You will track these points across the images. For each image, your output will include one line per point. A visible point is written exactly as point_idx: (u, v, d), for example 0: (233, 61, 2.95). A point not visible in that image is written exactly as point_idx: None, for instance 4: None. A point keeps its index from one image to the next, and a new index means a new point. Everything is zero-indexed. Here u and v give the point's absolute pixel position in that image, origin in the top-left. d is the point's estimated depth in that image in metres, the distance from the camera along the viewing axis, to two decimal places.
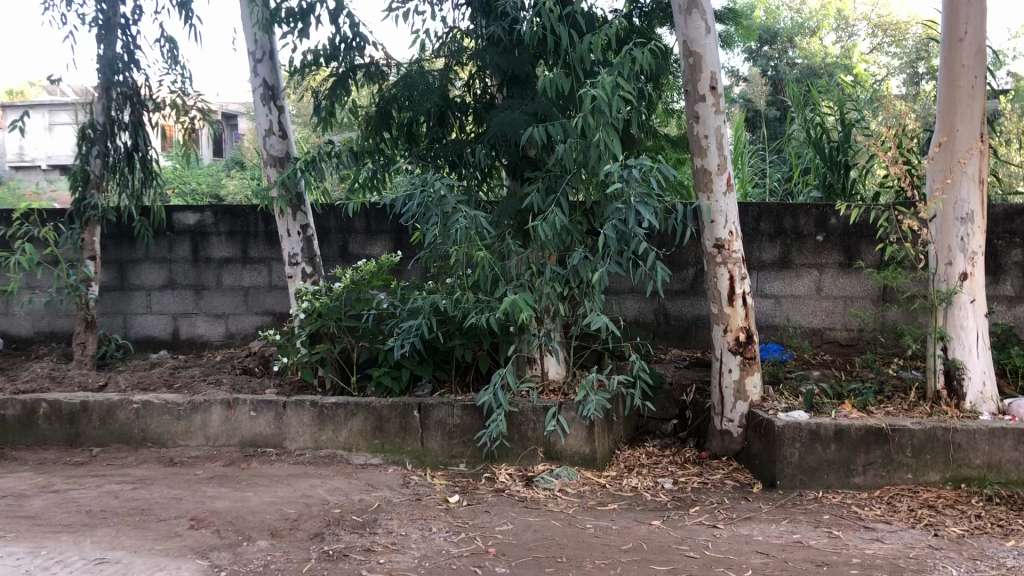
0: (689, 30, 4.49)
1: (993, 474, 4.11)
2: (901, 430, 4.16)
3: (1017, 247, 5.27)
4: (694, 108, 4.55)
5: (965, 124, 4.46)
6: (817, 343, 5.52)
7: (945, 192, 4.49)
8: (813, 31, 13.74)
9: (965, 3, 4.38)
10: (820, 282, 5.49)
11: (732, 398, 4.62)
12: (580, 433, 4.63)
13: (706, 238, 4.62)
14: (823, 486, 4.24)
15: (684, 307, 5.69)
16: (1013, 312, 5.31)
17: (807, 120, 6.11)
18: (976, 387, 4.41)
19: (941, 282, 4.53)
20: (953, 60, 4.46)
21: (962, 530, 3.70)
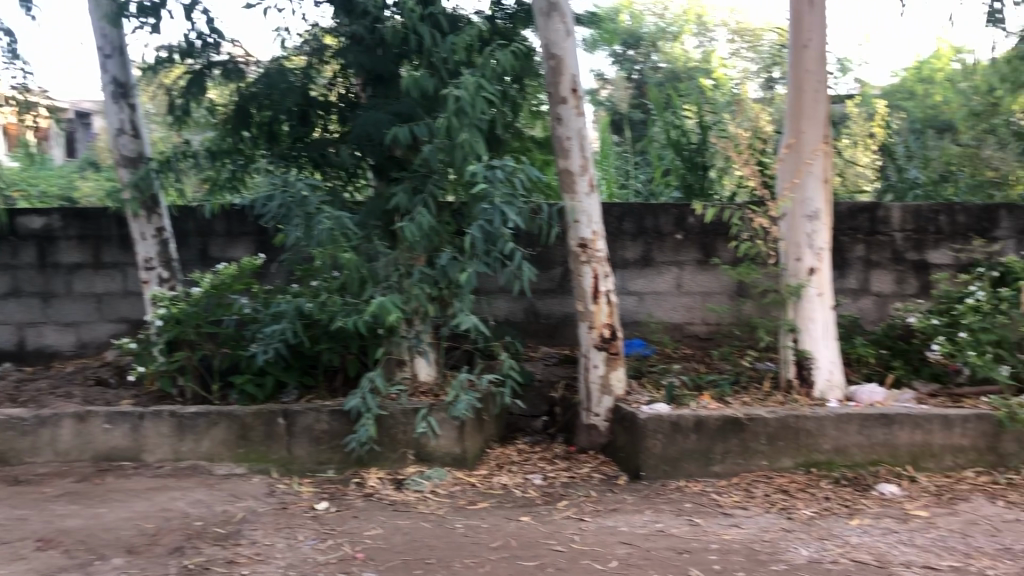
0: (549, 34, 4.56)
1: (840, 458, 4.34)
2: (755, 419, 4.34)
3: (860, 244, 5.59)
4: (557, 110, 4.62)
5: (811, 127, 4.69)
6: (678, 337, 5.69)
7: (793, 191, 4.72)
8: (675, 36, 14.13)
9: (808, 12, 4.65)
10: (680, 278, 5.67)
11: (598, 393, 4.71)
12: (450, 434, 4.62)
13: (571, 237, 4.70)
14: (684, 476, 4.38)
15: (553, 305, 5.77)
16: (857, 304, 5.63)
17: (668, 123, 6.48)
18: (825, 377, 4.69)
19: (791, 277, 4.75)
20: (799, 65, 4.69)
21: (812, 512, 3.90)
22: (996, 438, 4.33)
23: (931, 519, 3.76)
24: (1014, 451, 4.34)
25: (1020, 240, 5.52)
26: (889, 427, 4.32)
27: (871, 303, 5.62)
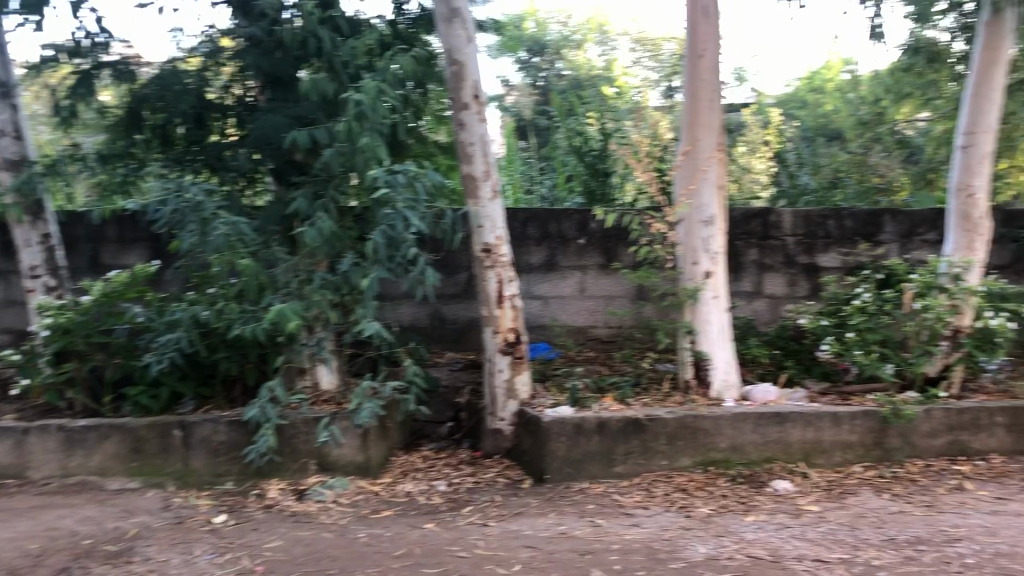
0: (451, 40, 4.55)
1: (736, 456, 4.46)
2: (656, 420, 4.43)
3: (754, 247, 5.77)
4: (459, 116, 4.62)
5: (707, 134, 4.81)
6: (582, 341, 5.76)
7: (690, 198, 4.84)
8: (579, 44, 14.32)
9: (703, 23, 4.78)
10: (583, 282, 5.74)
11: (503, 398, 4.72)
12: (353, 442, 4.56)
13: (475, 242, 4.70)
14: (587, 477, 4.43)
15: (458, 310, 5.76)
16: (752, 306, 5.81)
17: (571, 130, 6.57)
18: (721, 377, 4.83)
19: (689, 281, 4.87)
20: (695, 75, 4.81)
21: (710, 510, 3.99)
22: (881, 433, 4.53)
23: (822, 513, 3.91)
24: (899, 446, 4.55)
25: (902, 244, 5.79)
26: (782, 426, 4.47)
27: (765, 305, 5.81)
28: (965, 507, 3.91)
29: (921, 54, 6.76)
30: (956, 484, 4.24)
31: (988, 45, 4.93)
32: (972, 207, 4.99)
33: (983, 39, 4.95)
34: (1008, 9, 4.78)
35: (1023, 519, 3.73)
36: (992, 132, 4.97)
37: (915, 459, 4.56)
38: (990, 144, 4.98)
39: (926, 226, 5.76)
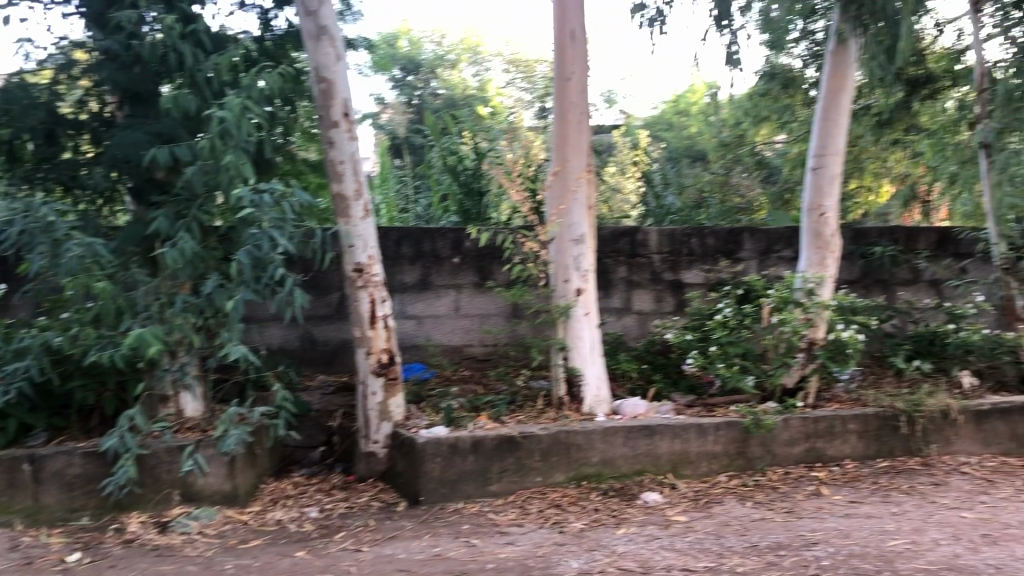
0: (319, 57, 4.49)
1: (608, 469, 4.55)
2: (529, 437, 4.46)
3: (623, 265, 5.91)
4: (328, 134, 4.55)
5: (576, 155, 4.91)
6: (457, 360, 5.74)
7: (560, 217, 4.91)
8: (452, 64, 14.41)
9: (570, 46, 4.89)
10: (457, 301, 5.74)
11: (377, 420, 4.65)
12: (219, 470, 4.41)
13: (346, 262, 4.62)
14: (462, 497, 4.41)
15: (329, 331, 5.66)
16: (621, 322, 5.94)
17: (445, 149, 6.56)
18: (593, 393, 4.91)
19: (560, 298, 4.94)
20: (563, 97, 4.91)
21: (583, 524, 4.05)
22: (744, 443, 4.71)
23: (689, 523, 4.02)
24: (760, 454, 4.73)
25: (761, 260, 6.06)
26: (651, 439, 4.59)
27: (634, 321, 5.95)
28: (822, 511, 4.10)
29: (777, 79, 7.19)
30: (813, 490, 4.44)
31: (834, 72, 5.25)
32: (823, 225, 5.27)
33: (830, 68, 5.27)
34: (851, 40, 5.12)
35: (873, 521, 3.94)
36: (840, 154, 5.26)
37: (776, 466, 4.75)
38: (838, 166, 5.27)
39: (783, 243, 6.05)
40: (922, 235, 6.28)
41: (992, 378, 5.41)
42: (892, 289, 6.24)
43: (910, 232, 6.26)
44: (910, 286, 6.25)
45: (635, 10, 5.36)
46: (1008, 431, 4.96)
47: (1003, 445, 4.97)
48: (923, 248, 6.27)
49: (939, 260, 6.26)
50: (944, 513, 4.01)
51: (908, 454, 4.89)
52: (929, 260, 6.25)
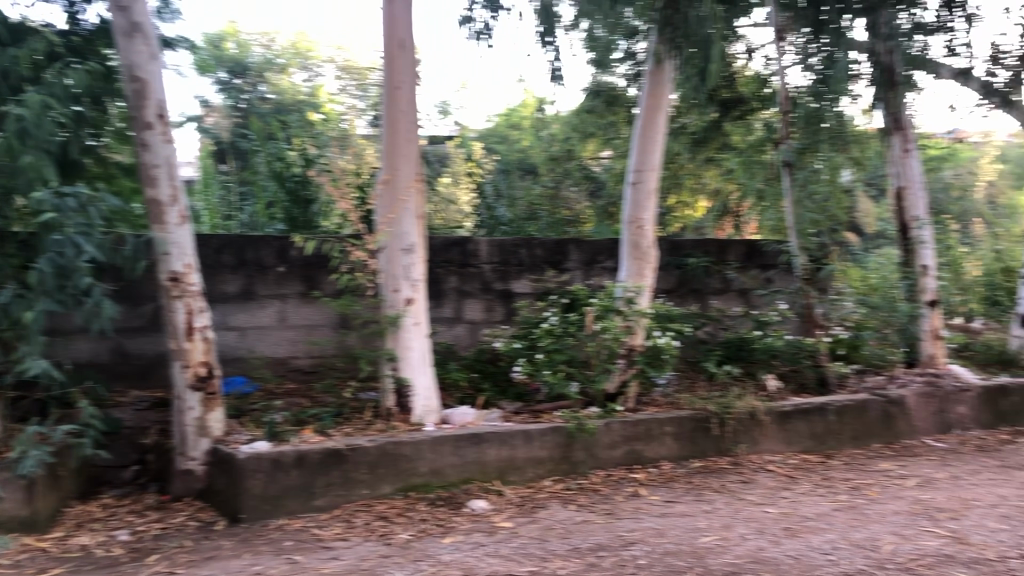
0: (131, 55, 4.26)
1: (436, 479, 4.54)
2: (355, 449, 4.39)
3: (453, 274, 5.94)
4: (142, 136, 4.32)
5: (405, 164, 4.89)
6: (281, 372, 5.58)
7: (390, 226, 4.88)
8: (282, 68, 14.04)
9: (400, 54, 4.88)
10: (282, 311, 5.59)
11: (194, 436, 4.45)
12: (17, 495, 4.07)
13: (160, 271, 4.41)
14: (285, 513, 4.27)
15: (144, 344, 5.37)
16: (452, 331, 5.94)
17: (271, 154, 6.38)
18: (421, 403, 4.89)
19: (389, 308, 4.90)
20: (393, 105, 4.88)
21: (409, 536, 4.02)
22: (568, 448, 4.83)
23: (514, 529, 4.08)
24: (583, 459, 4.87)
25: (585, 271, 6.27)
26: (478, 446, 4.63)
27: (465, 330, 5.97)
28: (640, 512, 4.26)
29: (602, 97, 7.58)
30: (633, 491, 4.61)
31: (651, 92, 5.50)
32: (641, 237, 5.50)
33: (648, 87, 5.52)
34: (667, 61, 5.37)
35: (687, 519, 4.13)
36: (657, 170, 5.51)
37: (598, 470, 4.90)
38: (655, 181, 5.51)
39: (606, 254, 6.29)
40: (732, 248, 6.67)
41: (794, 381, 5.88)
42: (705, 298, 6.59)
43: (721, 245, 6.64)
44: (721, 296, 6.62)
45: (462, 22, 5.42)
46: (807, 430, 5.35)
47: (803, 443, 5.35)
48: (733, 260, 6.67)
49: (747, 270, 6.66)
50: (751, 509, 4.27)
51: (719, 454, 5.17)
52: (738, 270, 6.65)
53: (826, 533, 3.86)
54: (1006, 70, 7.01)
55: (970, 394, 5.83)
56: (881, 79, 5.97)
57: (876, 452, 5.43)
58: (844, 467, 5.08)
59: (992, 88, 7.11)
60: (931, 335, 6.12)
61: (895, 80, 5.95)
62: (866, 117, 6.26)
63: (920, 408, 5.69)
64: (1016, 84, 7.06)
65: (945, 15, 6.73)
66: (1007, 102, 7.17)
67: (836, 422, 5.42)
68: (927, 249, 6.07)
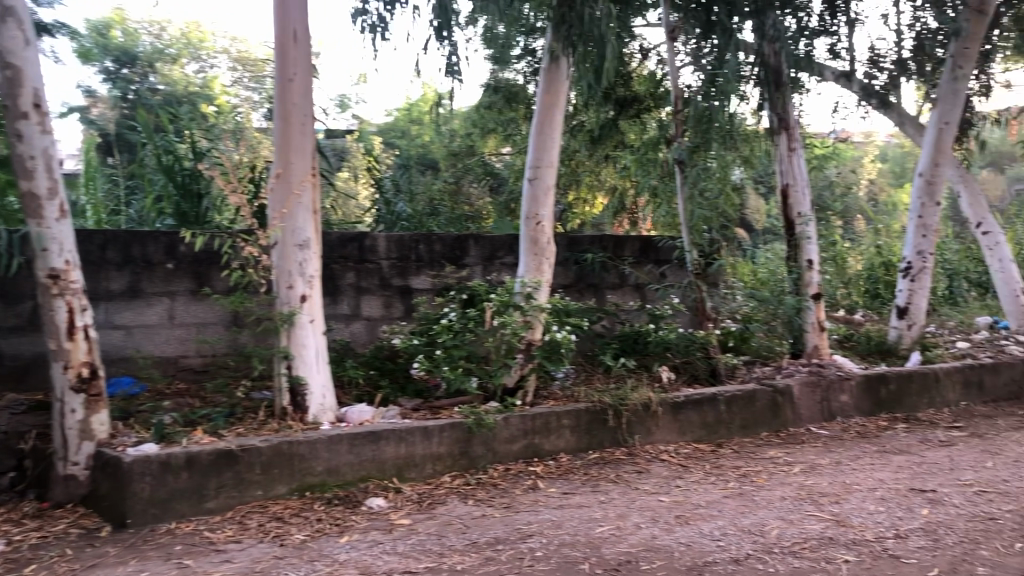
0: (3, 41, 4.06)
1: (332, 478, 4.48)
2: (248, 449, 4.29)
3: (351, 270, 5.79)
4: (16, 126, 4.12)
5: (299, 158, 4.81)
6: (170, 372, 5.40)
7: (283, 221, 4.78)
8: (173, 59, 13.61)
9: (293, 46, 4.79)
10: (172, 309, 5.41)
11: (76, 440, 4.26)
12: None
13: (38, 267, 4.20)
14: (175, 517, 4.13)
15: (21, 345, 5.12)
16: (350, 328, 5.81)
17: (158, 147, 6.06)
18: (317, 401, 4.81)
19: (283, 305, 4.81)
20: (286, 97, 4.78)
21: (304, 536, 3.95)
22: (466, 443, 4.83)
23: (411, 526, 4.05)
24: (482, 454, 4.88)
25: (485, 266, 6.29)
26: (376, 444, 4.58)
27: (363, 327, 5.86)
28: (538, 505, 4.30)
29: (500, 92, 7.78)
30: (531, 484, 4.65)
31: (548, 89, 5.52)
32: (539, 233, 5.54)
33: (543, 84, 5.53)
34: (563, 58, 5.42)
35: (583, 510, 4.19)
36: (554, 166, 5.56)
37: (496, 464, 4.92)
38: (552, 177, 5.56)
39: (504, 249, 6.35)
40: (628, 243, 6.77)
41: (685, 372, 5.98)
42: (602, 292, 6.69)
43: (618, 240, 6.73)
44: (618, 290, 6.74)
45: (355, 14, 5.31)
46: (699, 420, 5.50)
47: (695, 432, 5.49)
48: (629, 255, 6.78)
49: (642, 265, 6.83)
50: (645, 498, 4.36)
51: (616, 445, 5.26)
52: (633, 266, 6.80)
53: (716, 520, 3.98)
54: (884, 73, 7.36)
55: (851, 382, 6.10)
56: (767, 79, 6.17)
57: (764, 439, 5.62)
58: (734, 455, 5.24)
59: (871, 90, 7.42)
60: (815, 327, 6.39)
61: (782, 80, 6.19)
62: (755, 117, 6.45)
63: (805, 396, 5.92)
64: (893, 86, 7.41)
65: (828, 19, 7.01)
66: (884, 104, 7.51)
67: (726, 411, 5.60)
68: (812, 244, 6.30)
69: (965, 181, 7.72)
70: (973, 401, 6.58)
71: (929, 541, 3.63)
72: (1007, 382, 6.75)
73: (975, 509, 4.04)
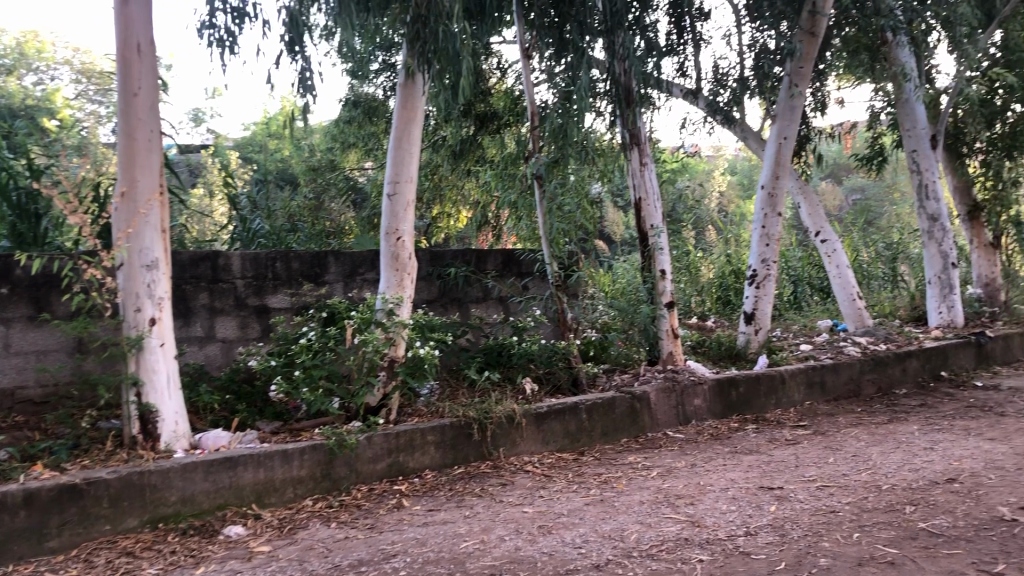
0: None
1: (187, 508, 4.30)
2: (94, 482, 4.06)
3: (204, 291, 5.59)
4: None
5: (144, 176, 4.62)
6: (8, 405, 5.04)
7: (128, 241, 4.58)
8: (8, 70, 12.76)
9: (136, 59, 4.61)
10: (7, 337, 5.06)
11: None
12: None
13: None
14: (12, 560, 3.87)
15: None
16: (204, 352, 5.59)
17: None
18: (170, 428, 4.60)
19: (130, 329, 4.60)
20: (129, 112, 4.59)
21: (157, 570, 3.78)
22: (329, 465, 4.75)
23: (271, 552, 3.94)
24: (345, 475, 4.80)
25: (345, 283, 6.21)
26: (233, 470, 4.43)
27: (218, 350, 5.64)
28: (402, 523, 4.27)
29: (361, 107, 7.90)
30: (395, 503, 4.61)
31: (405, 104, 5.50)
32: (400, 248, 5.50)
33: (400, 99, 5.51)
34: (418, 74, 5.42)
35: (447, 526, 4.19)
36: (412, 181, 5.55)
37: (360, 484, 4.85)
38: (412, 192, 5.55)
39: (366, 265, 6.29)
40: (490, 258, 6.83)
41: (549, 383, 6.09)
42: (466, 306, 6.70)
43: (480, 255, 6.77)
44: (481, 304, 6.78)
45: (202, 29, 5.17)
46: (562, 429, 5.60)
47: (558, 442, 5.58)
48: (491, 269, 6.83)
49: (504, 279, 6.89)
50: (509, 510, 4.40)
51: (480, 459, 5.28)
52: (496, 279, 6.83)
53: (578, 527, 4.05)
54: (728, 90, 7.80)
55: (704, 386, 6.33)
56: (618, 94, 6.36)
57: (624, 446, 5.78)
58: (595, 462, 5.37)
59: (717, 106, 7.85)
60: (669, 334, 6.62)
61: (631, 97, 6.37)
62: (608, 132, 6.64)
63: (661, 402, 6.12)
64: (736, 103, 7.82)
65: (675, 39, 7.32)
66: (729, 119, 7.91)
67: (587, 420, 5.72)
68: (664, 255, 6.54)
69: (804, 193, 8.13)
70: (816, 400, 6.97)
71: (776, 537, 3.81)
72: (846, 381, 7.18)
73: (818, 504, 4.27)
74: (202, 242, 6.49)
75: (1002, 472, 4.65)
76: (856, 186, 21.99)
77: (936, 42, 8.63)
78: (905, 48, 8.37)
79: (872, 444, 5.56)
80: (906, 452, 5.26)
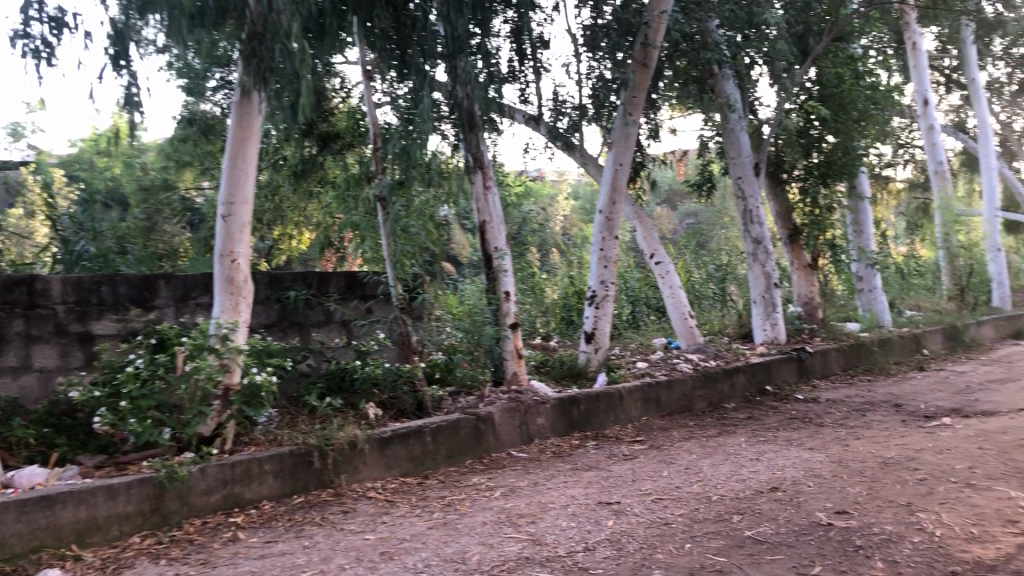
0: None
1: None
2: None
3: (18, 318, 5.21)
4: None
5: None
6: None
7: None
8: None
9: None
10: None
11: None
12: None
13: None
14: None
15: None
16: (19, 383, 5.18)
17: None
18: None
19: None
20: None
21: None
22: (158, 499, 4.51)
23: None
24: (176, 508, 4.57)
25: (177, 307, 5.94)
26: (51, 509, 4.13)
27: (35, 381, 5.25)
28: (237, 557, 4.11)
29: (196, 126, 7.53)
30: (230, 536, 4.43)
31: (240, 123, 5.34)
32: (235, 271, 5.33)
33: (236, 118, 5.35)
34: (255, 93, 5.26)
35: (285, 557, 4.06)
36: (248, 203, 5.39)
37: (192, 518, 4.63)
38: (247, 214, 5.39)
39: (199, 289, 6.07)
40: (332, 280, 6.71)
41: (393, 408, 6.05)
42: (307, 331, 6.54)
43: (322, 277, 6.61)
44: (322, 328, 6.65)
45: (15, 38, 4.86)
46: (406, 453, 5.55)
47: (402, 466, 5.53)
48: (334, 292, 6.72)
49: (347, 301, 6.82)
50: (350, 538, 4.31)
51: (321, 487, 5.16)
52: (338, 302, 6.74)
53: (420, 552, 4.03)
54: (566, 117, 8.02)
55: (546, 405, 6.45)
56: (461, 119, 6.42)
57: (468, 467, 5.79)
58: (439, 485, 5.36)
59: (557, 132, 8.05)
60: (513, 355, 6.71)
61: (474, 122, 6.44)
62: (450, 152, 6.65)
63: (505, 422, 6.18)
64: (576, 129, 8.05)
65: (517, 66, 7.51)
66: (569, 145, 8.13)
67: (432, 443, 5.70)
68: (509, 277, 6.69)
69: (640, 218, 8.44)
70: (652, 415, 7.22)
71: (613, 551, 3.91)
72: (680, 397, 7.49)
73: (653, 516, 4.42)
74: (18, 265, 6.03)
75: (819, 480, 4.96)
76: (689, 211, 23.15)
77: (758, 76, 9.15)
78: (730, 80, 8.79)
79: (703, 456, 5.81)
80: (734, 463, 5.53)
